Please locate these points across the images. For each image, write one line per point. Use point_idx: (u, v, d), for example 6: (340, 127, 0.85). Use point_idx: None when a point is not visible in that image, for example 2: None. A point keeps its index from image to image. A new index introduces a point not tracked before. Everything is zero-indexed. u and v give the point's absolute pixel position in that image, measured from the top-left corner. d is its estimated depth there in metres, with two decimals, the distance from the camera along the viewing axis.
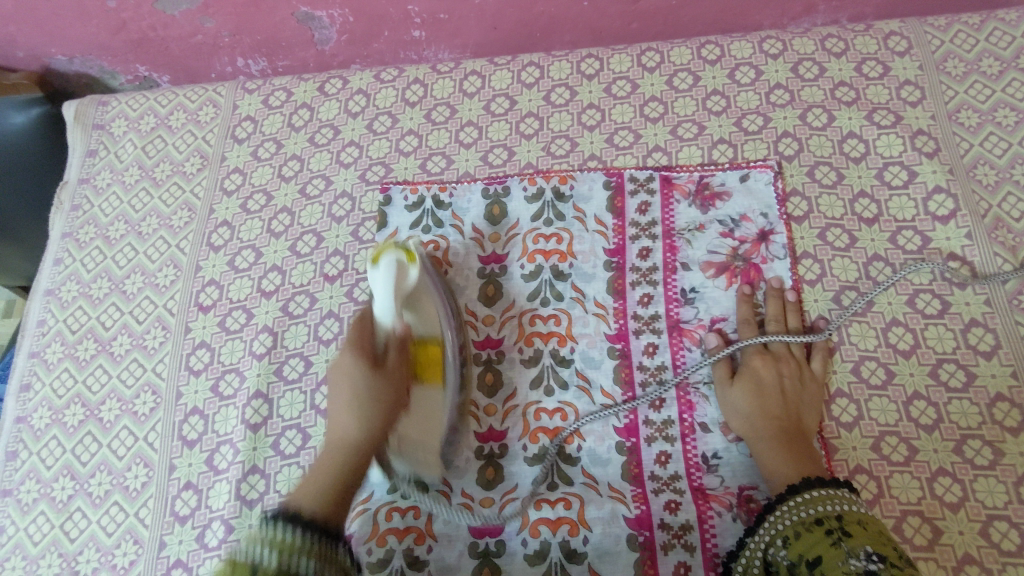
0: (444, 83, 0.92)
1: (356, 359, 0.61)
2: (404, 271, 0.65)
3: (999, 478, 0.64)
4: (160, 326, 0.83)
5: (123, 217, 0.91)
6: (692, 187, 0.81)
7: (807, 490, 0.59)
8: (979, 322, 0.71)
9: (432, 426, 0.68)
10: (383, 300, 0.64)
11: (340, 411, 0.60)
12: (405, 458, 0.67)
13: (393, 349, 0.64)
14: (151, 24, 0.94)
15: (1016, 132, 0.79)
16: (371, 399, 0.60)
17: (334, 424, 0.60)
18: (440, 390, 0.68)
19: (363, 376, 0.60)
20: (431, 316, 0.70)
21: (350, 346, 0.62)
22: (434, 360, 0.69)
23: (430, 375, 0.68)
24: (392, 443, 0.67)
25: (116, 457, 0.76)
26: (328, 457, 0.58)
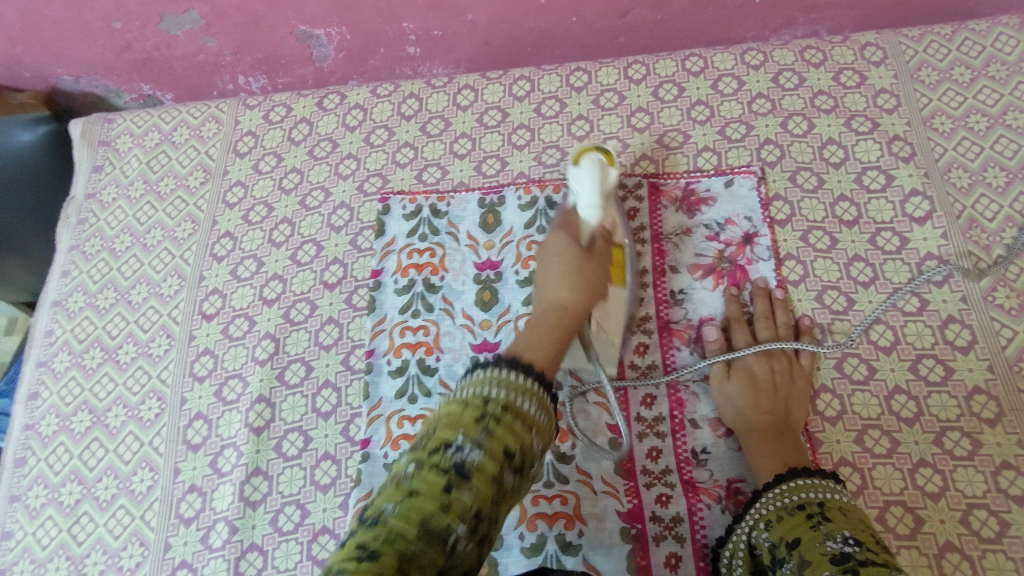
0: (439, 97, 0.95)
1: (567, 266, 0.69)
2: (604, 170, 0.74)
3: (978, 468, 0.67)
4: (164, 334, 0.85)
5: (128, 229, 0.93)
6: (679, 194, 0.84)
7: (794, 477, 0.62)
8: (956, 318, 0.74)
9: (615, 310, 0.73)
10: (588, 196, 0.72)
11: (556, 280, 0.68)
12: (597, 343, 0.73)
13: (598, 238, 0.71)
14: (155, 44, 0.98)
15: (987, 137, 0.82)
16: (580, 272, 0.68)
17: (547, 291, 0.68)
18: (623, 288, 0.74)
19: (574, 262, 0.69)
20: (616, 225, 0.76)
21: (561, 245, 0.71)
22: (621, 259, 0.74)
23: (618, 276, 0.74)
24: (592, 330, 0.72)
25: (123, 461, 0.78)
26: (541, 312, 0.67)
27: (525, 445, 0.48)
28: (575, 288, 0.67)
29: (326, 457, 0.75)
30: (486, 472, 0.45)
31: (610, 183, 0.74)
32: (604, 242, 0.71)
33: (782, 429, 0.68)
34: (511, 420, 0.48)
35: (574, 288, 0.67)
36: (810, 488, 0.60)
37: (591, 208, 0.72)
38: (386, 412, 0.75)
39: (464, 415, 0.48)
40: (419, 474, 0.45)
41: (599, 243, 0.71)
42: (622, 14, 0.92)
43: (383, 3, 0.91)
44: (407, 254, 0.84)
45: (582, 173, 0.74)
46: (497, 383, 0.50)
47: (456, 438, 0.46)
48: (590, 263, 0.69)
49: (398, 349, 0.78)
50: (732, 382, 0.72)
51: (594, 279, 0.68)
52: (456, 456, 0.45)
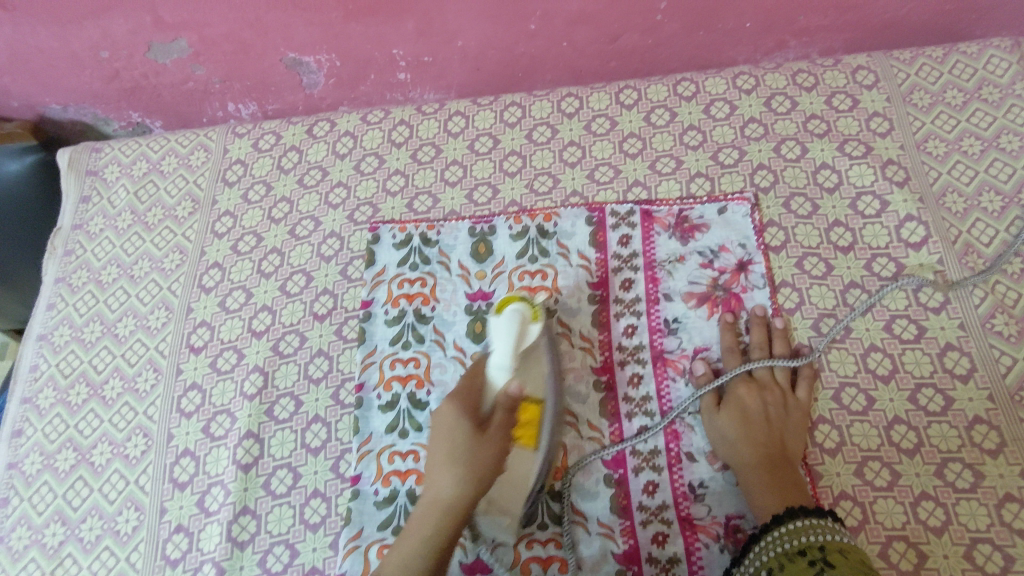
0: (429, 123, 0.94)
1: (457, 417, 0.65)
2: (525, 326, 0.69)
3: (981, 501, 0.65)
4: (151, 368, 0.84)
5: (116, 261, 0.92)
6: (672, 220, 0.83)
7: (793, 520, 0.61)
8: (955, 346, 0.72)
9: (519, 484, 0.69)
10: (503, 354, 0.67)
11: (440, 466, 0.63)
12: (489, 518, 0.68)
13: (499, 412, 0.65)
14: (143, 73, 0.97)
15: (982, 160, 0.81)
16: (468, 460, 0.63)
17: (431, 480, 0.64)
18: (532, 453, 0.69)
19: (465, 447, 0.63)
20: (537, 379, 0.71)
21: (458, 401, 0.67)
22: (532, 422, 0.69)
23: (527, 437, 0.69)
24: (479, 505, 0.68)
25: (108, 501, 0.77)
26: (424, 507, 0.63)
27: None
28: (461, 471, 0.62)
29: (315, 495, 0.73)
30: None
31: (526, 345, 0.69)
32: (505, 415, 0.65)
33: (779, 464, 0.67)
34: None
35: (460, 471, 0.62)
36: (810, 530, 0.59)
37: (501, 371, 0.67)
38: (376, 447, 0.74)
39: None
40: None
41: (495, 425, 0.65)
42: (613, 38, 0.92)
43: (372, 30, 0.90)
44: (397, 284, 0.82)
45: (502, 328, 0.68)
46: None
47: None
48: (483, 452, 0.63)
49: (389, 382, 0.77)
50: (729, 415, 0.71)
51: (482, 466, 0.63)
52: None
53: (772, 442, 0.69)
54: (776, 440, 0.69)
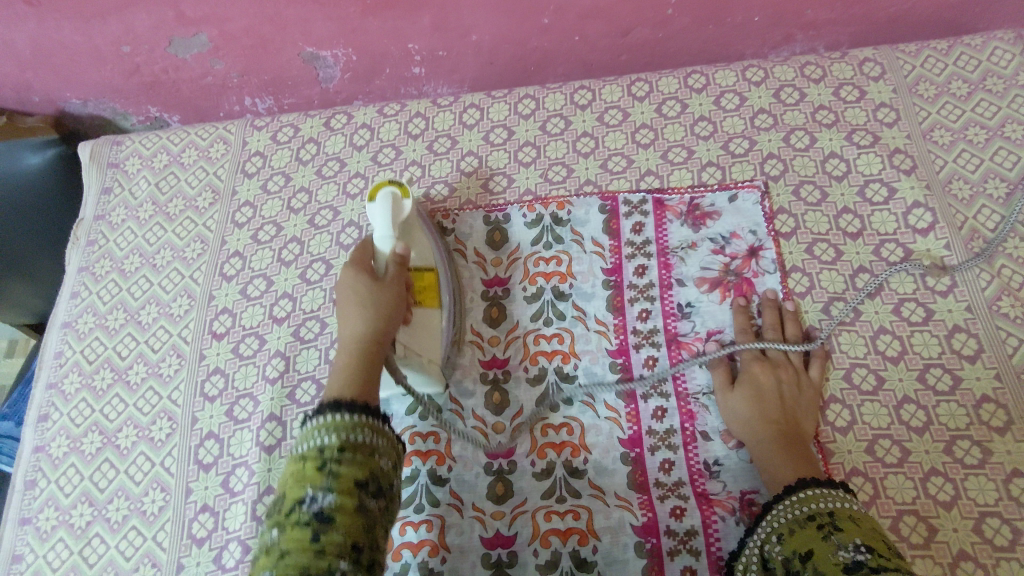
0: (445, 116, 0.96)
1: (357, 273, 0.70)
2: (398, 204, 0.78)
3: (989, 476, 0.67)
4: (174, 353, 0.85)
5: (138, 250, 0.94)
6: (684, 208, 0.85)
7: (804, 489, 0.62)
8: (962, 328, 0.74)
9: (430, 333, 0.76)
10: (383, 229, 0.76)
11: (350, 312, 0.67)
12: (410, 363, 0.73)
13: (392, 265, 0.72)
14: (164, 67, 0.99)
15: (987, 149, 0.83)
16: (384, 368, 0.68)
17: (343, 325, 0.67)
18: (437, 310, 0.78)
19: (368, 295, 0.68)
20: (425, 254, 0.80)
21: (352, 264, 0.72)
22: (429, 288, 0.78)
23: (427, 299, 0.77)
24: (399, 355, 0.72)
25: (134, 482, 0.78)
26: (342, 348, 0.65)
27: (374, 472, 0.55)
28: (369, 312, 0.67)
29: None
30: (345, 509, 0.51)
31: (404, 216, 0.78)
32: (401, 268, 0.72)
33: (791, 438, 0.69)
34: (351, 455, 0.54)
35: (368, 311, 0.67)
36: (820, 498, 0.61)
37: (384, 240, 0.75)
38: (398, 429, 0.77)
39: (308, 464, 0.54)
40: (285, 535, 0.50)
41: (390, 268, 0.71)
42: (624, 33, 0.94)
43: (389, 25, 0.92)
44: None
45: (377, 211, 0.77)
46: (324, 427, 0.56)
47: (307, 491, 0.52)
48: (384, 293, 0.69)
49: None
50: (740, 391, 0.73)
51: (392, 310, 0.68)
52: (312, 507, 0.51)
53: (785, 416, 0.70)
54: (787, 414, 0.71)
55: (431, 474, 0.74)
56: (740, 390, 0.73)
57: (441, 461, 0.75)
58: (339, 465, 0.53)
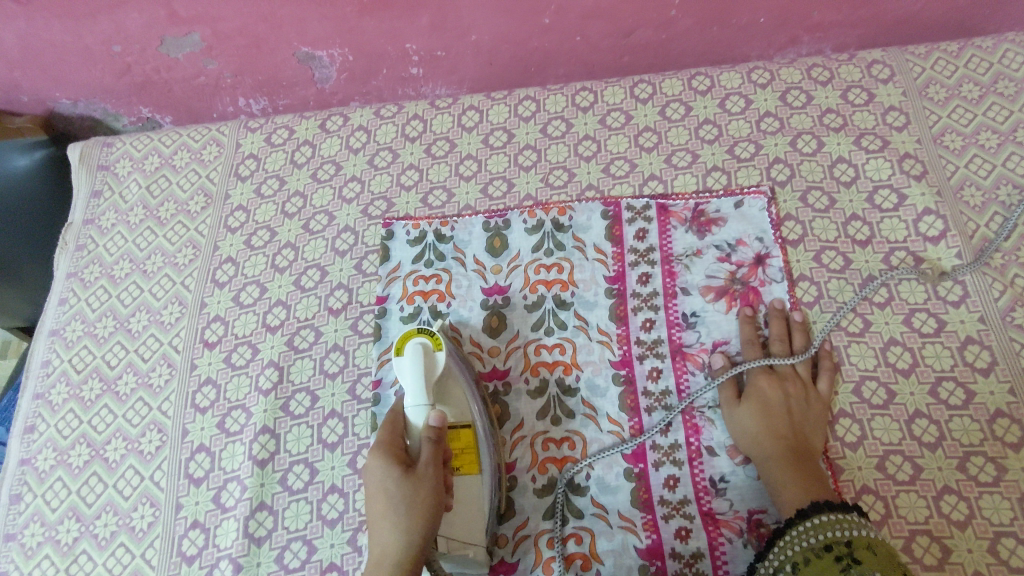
0: (443, 118, 0.94)
1: (387, 464, 0.63)
2: (429, 358, 0.71)
3: (1004, 494, 0.65)
4: (165, 363, 0.83)
5: (128, 256, 0.91)
6: (689, 214, 0.82)
7: (818, 514, 0.60)
8: (975, 339, 0.72)
9: (472, 508, 0.68)
10: (415, 395, 0.69)
11: (382, 521, 0.61)
12: (453, 559, 0.65)
13: (426, 448, 0.65)
14: (155, 67, 0.96)
15: (999, 154, 0.81)
16: (410, 503, 0.61)
17: (375, 535, 0.61)
18: (477, 476, 0.69)
19: (399, 495, 0.61)
20: (460, 411, 0.71)
21: (380, 447, 0.65)
22: (467, 449, 0.70)
23: (467, 465, 0.69)
24: (441, 546, 0.65)
25: (122, 497, 0.76)
26: (373, 568, 0.60)
27: None
28: (400, 523, 0.60)
29: (333, 491, 0.73)
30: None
31: (436, 372, 0.70)
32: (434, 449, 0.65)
33: (800, 455, 0.67)
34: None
35: (399, 519, 0.61)
36: (836, 524, 0.59)
37: (417, 409, 0.68)
38: None
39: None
40: None
41: (426, 462, 0.64)
42: (627, 33, 0.91)
43: (386, 25, 0.90)
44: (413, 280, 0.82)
45: (406, 367, 0.70)
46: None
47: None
48: (418, 477, 0.63)
49: None
50: (747, 406, 0.71)
51: (426, 500, 0.62)
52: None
53: (793, 433, 0.68)
54: (795, 431, 0.69)
55: None
56: (746, 405, 0.71)
57: None
58: None
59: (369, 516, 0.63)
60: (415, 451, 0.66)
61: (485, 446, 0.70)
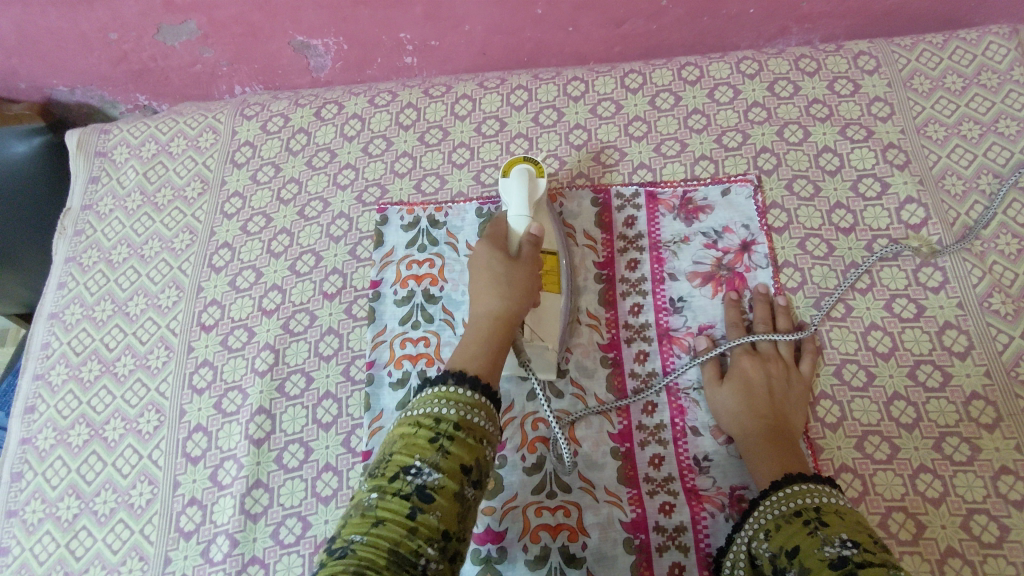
0: (436, 106, 0.95)
1: (491, 250, 0.68)
2: (533, 181, 0.75)
3: (977, 473, 0.67)
4: (163, 345, 0.85)
5: (126, 240, 0.93)
6: (677, 202, 0.84)
7: (791, 484, 0.62)
8: (953, 324, 0.74)
9: (551, 318, 0.74)
10: (517, 207, 0.72)
11: (483, 288, 0.65)
12: (535, 348, 0.71)
13: (526, 244, 0.69)
14: (152, 55, 0.97)
15: (980, 144, 0.83)
16: (510, 280, 0.66)
17: (475, 301, 0.65)
18: (557, 295, 0.75)
19: (502, 269, 0.66)
20: (548, 230, 0.77)
21: (486, 240, 0.70)
22: (553, 270, 0.76)
23: (552, 285, 0.75)
24: (526, 336, 0.71)
25: (121, 475, 0.78)
26: (474, 326, 0.64)
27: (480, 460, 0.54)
28: (506, 292, 0.65)
29: (327, 469, 0.75)
30: (446, 492, 0.50)
31: (539, 194, 0.75)
32: (533, 249, 0.69)
33: (779, 432, 0.69)
34: (462, 437, 0.54)
35: (505, 292, 0.65)
36: (807, 493, 0.61)
37: (518, 218, 0.71)
38: (387, 423, 0.76)
39: (419, 435, 0.53)
40: (384, 499, 0.49)
41: (526, 248, 0.68)
42: (618, 24, 0.93)
43: (380, 14, 0.91)
44: (406, 264, 0.84)
45: (512, 185, 0.74)
46: (440, 399, 0.56)
47: (413, 462, 0.51)
48: (517, 267, 0.67)
49: (399, 361, 0.79)
50: (728, 386, 0.73)
51: (524, 286, 0.66)
52: (415, 480, 0.50)
53: (774, 411, 0.70)
54: (776, 409, 0.70)
55: None
56: (729, 385, 0.73)
57: None
58: (451, 443, 0.53)
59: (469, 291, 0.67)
60: (512, 246, 0.69)
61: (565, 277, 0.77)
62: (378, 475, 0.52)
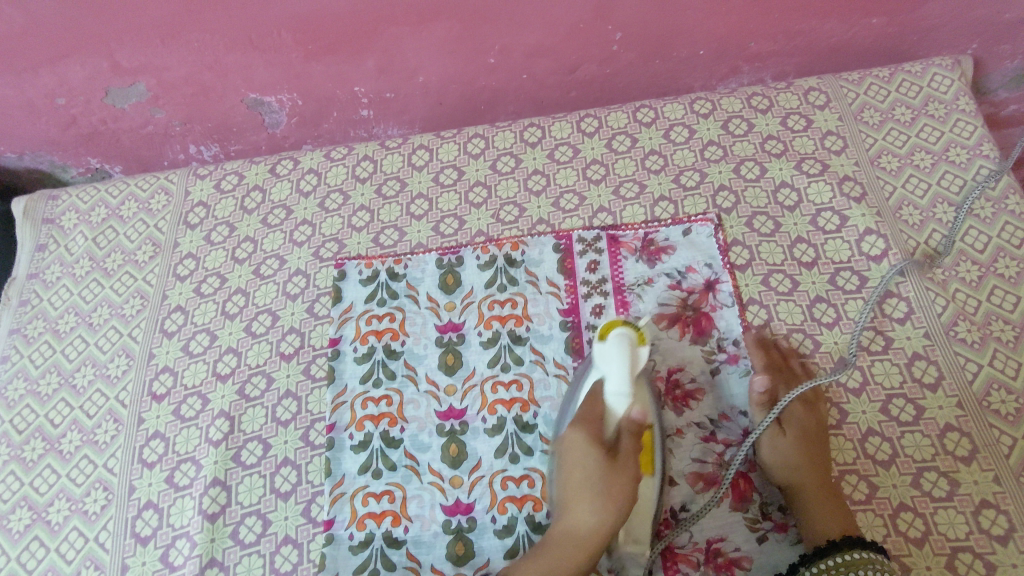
0: (393, 158, 0.95)
1: (585, 440, 0.66)
2: (634, 351, 0.64)
3: (958, 509, 0.65)
4: (111, 418, 0.81)
5: (73, 309, 0.89)
6: (638, 244, 0.83)
7: (847, 551, 0.61)
8: (922, 355, 0.73)
9: (643, 511, 0.67)
10: (616, 381, 0.63)
11: (579, 497, 0.65)
12: (625, 552, 0.67)
13: (624, 435, 0.66)
14: (102, 118, 0.96)
15: (933, 173, 0.84)
16: (606, 492, 0.65)
17: (569, 511, 0.66)
18: (651, 478, 0.67)
19: (598, 474, 0.65)
20: (648, 406, 0.68)
21: (580, 422, 0.67)
22: (647, 448, 0.68)
23: (645, 465, 0.67)
24: (620, 539, 0.67)
25: (65, 561, 0.73)
26: (558, 537, 0.65)
27: None
28: (595, 498, 0.65)
29: (286, 542, 0.71)
30: None
31: (640, 369, 0.64)
32: (632, 441, 0.66)
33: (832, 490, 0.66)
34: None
35: (593, 498, 0.65)
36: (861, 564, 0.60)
37: (615, 395, 0.64)
38: (349, 489, 0.72)
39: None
40: None
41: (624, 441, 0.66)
42: (571, 69, 0.93)
43: (333, 69, 0.91)
44: (366, 320, 0.82)
45: (608, 354, 0.64)
46: None
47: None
48: (619, 472, 0.65)
49: (360, 422, 0.75)
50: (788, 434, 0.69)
51: (621, 493, 0.64)
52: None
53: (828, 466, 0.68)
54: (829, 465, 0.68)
55: (386, 537, 0.70)
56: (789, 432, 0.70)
57: (397, 521, 0.70)
58: None
59: (558, 485, 0.68)
60: (607, 431, 0.66)
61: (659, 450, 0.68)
62: None
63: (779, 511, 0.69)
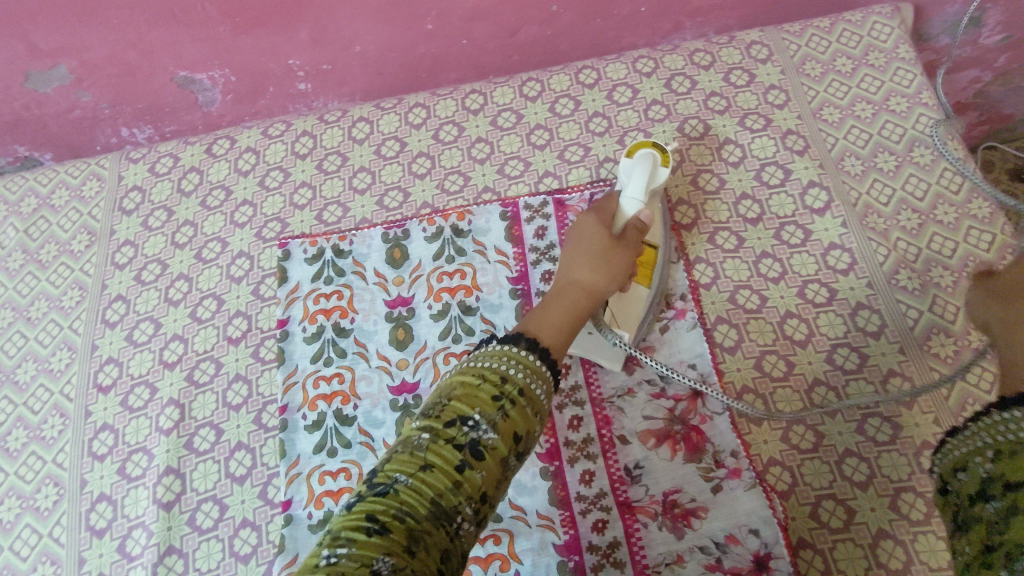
0: (333, 132, 0.92)
1: (597, 224, 0.64)
2: (654, 170, 0.69)
3: (901, 451, 0.67)
4: (57, 413, 0.79)
5: (9, 304, 0.86)
6: (585, 206, 0.82)
7: None
8: (864, 304, 0.74)
9: (632, 310, 0.73)
10: (633, 190, 0.65)
11: (584, 259, 0.62)
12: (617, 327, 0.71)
13: (632, 231, 0.63)
14: (24, 104, 0.92)
15: (874, 123, 0.84)
16: (617, 265, 0.62)
17: (569, 263, 0.62)
18: (645, 288, 0.74)
19: (604, 245, 0.62)
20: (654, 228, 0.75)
21: (595, 213, 0.66)
22: (647, 264, 0.74)
23: (643, 277, 0.74)
24: (607, 318, 0.70)
25: (20, 558, 0.72)
26: (561, 289, 0.60)
27: (530, 433, 0.47)
28: (601, 265, 0.61)
29: (244, 525, 0.71)
30: (498, 454, 0.44)
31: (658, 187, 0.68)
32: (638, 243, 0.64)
33: None
34: (523, 404, 0.47)
35: (600, 265, 0.61)
36: None
37: (632, 201, 0.65)
38: (305, 469, 0.72)
39: (480, 391, 0.46)
40: (433, 447, 0.43)
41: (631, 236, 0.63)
42: (511, 32, 0.91)
43: (264, 42, 0.87)
44: (313, 299, 0.80)
45: (632, 171, 0.68)
46: (510, 363, 0.49)
47: (473, 414, 0.45)
48: (619, 252, 0.63)
49: (313, 402, 0.75)
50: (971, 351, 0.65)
51: (623, 268, 0.62)
52: (472, 434, 0.44)
53: None
54: None
55: None
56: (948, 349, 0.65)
57: None
58: (512, 406, 0.46)
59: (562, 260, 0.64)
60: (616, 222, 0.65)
61: (657, 272, 0.75)
62: (429, 415, 0.45)
63: (733, 456, 0.69)
